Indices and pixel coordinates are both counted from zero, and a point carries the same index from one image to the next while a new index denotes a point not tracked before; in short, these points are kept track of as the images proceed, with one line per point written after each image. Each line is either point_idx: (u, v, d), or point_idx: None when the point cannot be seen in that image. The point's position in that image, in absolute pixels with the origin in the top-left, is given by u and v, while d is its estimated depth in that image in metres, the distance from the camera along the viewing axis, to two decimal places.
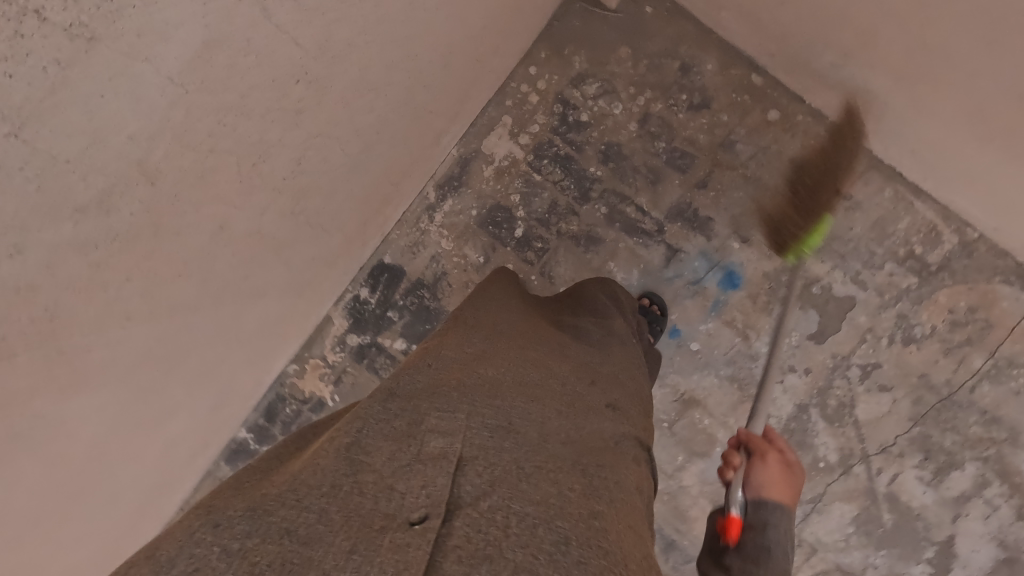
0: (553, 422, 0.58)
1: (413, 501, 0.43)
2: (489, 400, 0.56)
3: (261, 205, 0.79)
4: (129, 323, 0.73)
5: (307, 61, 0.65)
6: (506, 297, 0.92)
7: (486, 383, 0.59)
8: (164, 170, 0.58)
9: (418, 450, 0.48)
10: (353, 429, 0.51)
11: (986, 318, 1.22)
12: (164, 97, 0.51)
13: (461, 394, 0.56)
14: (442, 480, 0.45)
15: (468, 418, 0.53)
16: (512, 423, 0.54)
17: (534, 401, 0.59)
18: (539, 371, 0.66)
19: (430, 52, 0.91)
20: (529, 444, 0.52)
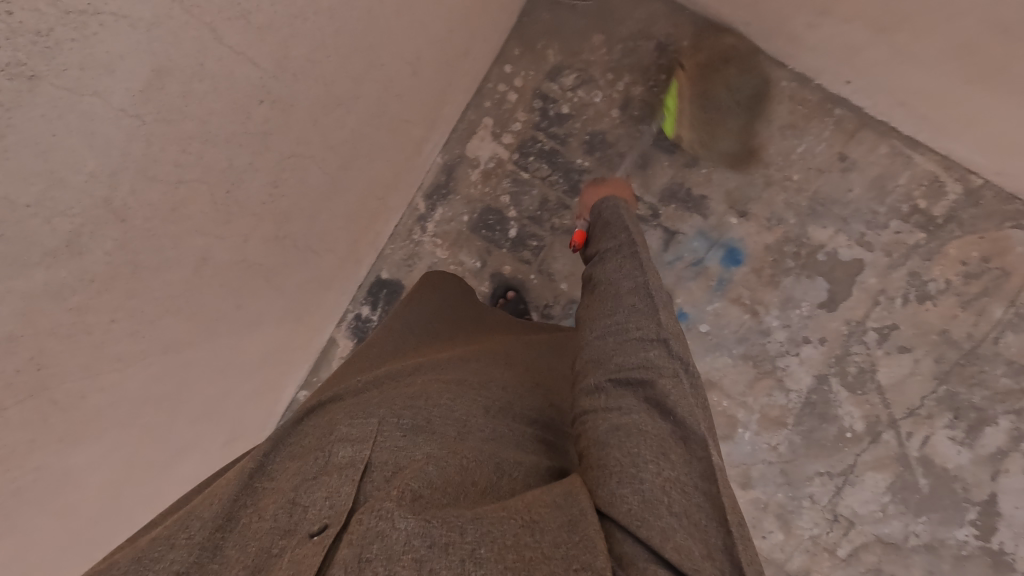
0: (473, 420, 0.62)
1: (316, 511, 0.48)
2: (405, 404, 0.60)
3: (242, 232, 0.78)
4: (122, 366, 0.72)
5: (267, 80, 0.64)
6: (443, 320, 0.97)
7: (406, 391, 0.64)
8: (134, 206, 0.57)
9: (326, 463, 0.53)
10: (261, 454, 0.56)
11: (1001, 266, 1.18)
12: (120, 130, 0.50)
13: (376, 403, 0.61)
14: (345, 488, 0.49)
15: (380, 421, 0.57)
16: (428, 422, 0.59)
17: (457, 398, 0.64)
18: (467, 374, 0.71)
19: (398, 60, 0.90)
20: (439, 441, 0.56)
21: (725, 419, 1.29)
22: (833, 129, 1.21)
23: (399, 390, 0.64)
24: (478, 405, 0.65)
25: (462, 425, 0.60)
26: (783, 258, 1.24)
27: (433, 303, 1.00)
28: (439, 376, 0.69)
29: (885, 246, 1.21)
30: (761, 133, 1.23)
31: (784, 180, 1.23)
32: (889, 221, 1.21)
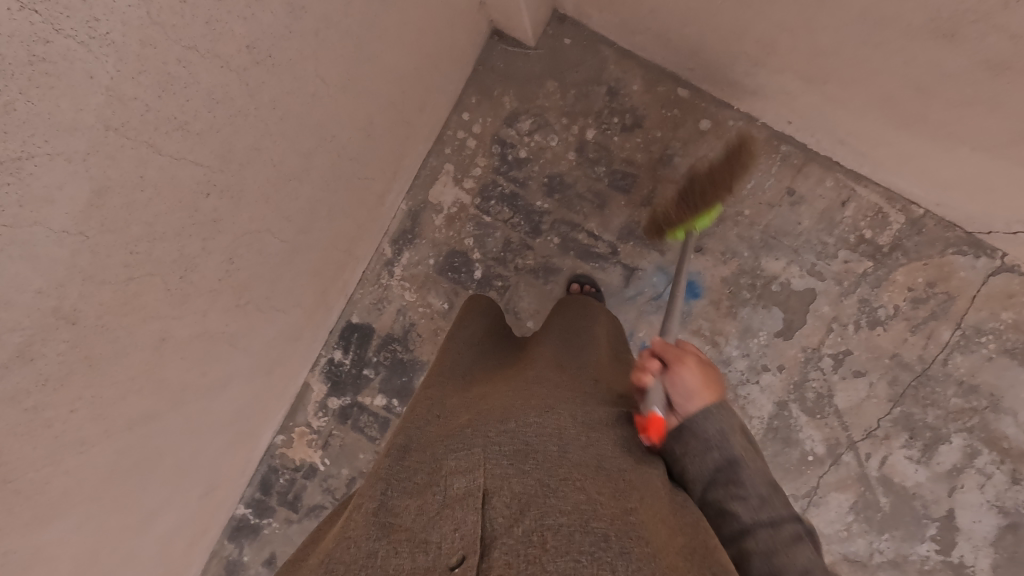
0: (570, 430, 0.58)
1: (450, 544, 0.44)
2: (500, 425, 0.58)
3: (200, 308, 0.81)
4: (86, 448, 0.74)
5: (211, 174, 0.67)
6: (485, 333, 0.95)
7: (494, 413, 0.61)
8: (84, 309, 0.60)
9: (443, 495, 0.50)
10: (376, 493, 0.54)
11: (946, 290, 1.23)
12: (64, 248, 0.53)
13: (473, 431, 0.58)
14: (472, 517, 0.46)
15: (486, 451, 0.54)
16: (530, 444, 0.55)
17: (545, 412, 0.61)
18: (542, 386, 0.67)
19: (348, 129, 0.93)
20: (549, 462, 0.53)
21: None
22: (780, 164, 1.25)
23: (487, 412, 0.62)
24: (567, 415, 0.61)
25: (561, 441, 0.56)
26: (739, 290, 1.28)
27: (478, 324, 0.96)
28: (515, 392, 0.66)
29: (836, 275, 1.26)
30: None
31: (736, 215, 1.27)
32: (838, 251, 1.25)
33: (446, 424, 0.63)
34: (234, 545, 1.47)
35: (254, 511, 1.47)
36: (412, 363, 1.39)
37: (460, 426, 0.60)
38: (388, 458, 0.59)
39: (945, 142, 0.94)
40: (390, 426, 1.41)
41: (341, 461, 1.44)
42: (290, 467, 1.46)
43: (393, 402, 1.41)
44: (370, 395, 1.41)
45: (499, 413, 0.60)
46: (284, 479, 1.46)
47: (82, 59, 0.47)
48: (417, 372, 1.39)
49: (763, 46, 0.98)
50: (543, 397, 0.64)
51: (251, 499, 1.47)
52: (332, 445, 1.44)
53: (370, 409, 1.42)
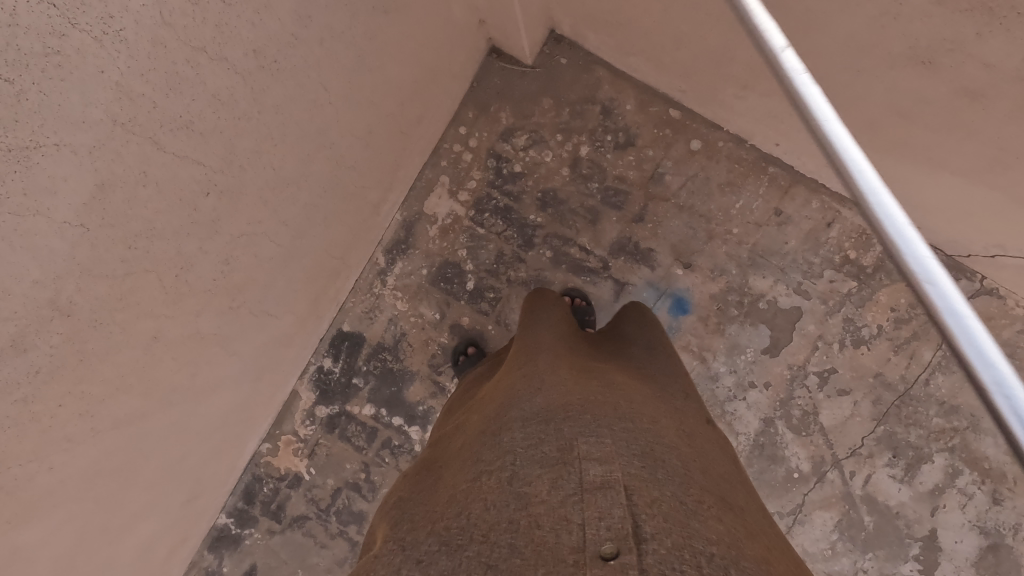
0: (681, 453, 0.65)
1: (598, 533, 0.48)
2: (624, 428, 0.64)
3: (194, 309, 0.81)
4: (72, 445, 0.74)
5: (212, 175, 0.68)
6: (561, 313, 1.01)
7: (608, 408, 0.68)
8: (78, 303, 0.60)
9: (579, 479, 0.55)
10: (508, 463, 0.61)
11: (927, 312, 1.26)
12: (64, 241, 0.54)
13: (593, 418, 0.65)
14: (616, 510, 0.51)
15: (616, 448, 0.60)
16: (653, 453, 0.62)
17: (655, 429, 0.67)
18: (648, 403, 0.74)
19: (346, 137, 0.95)
20: (674, 476, 0.59)
21: None
22: (768, 185, 1.28)
23: (598, 404, 0.68)
24: (675, 439, 0.68)
25: (677, 460, 0.63)
26: (727, 308, 1.30)
27: (558, 315, 1.00)
28: (617, 393, 0.73)
29: (821, 294, 1.28)
30: (702, 190, 1.30)
31: (725, 234, 1.30)
32: (824, 271, 1.28)
33: (558, 396, 0.69)
34: (213, 556, 1.46)
35: (236, 520, 1.46)
36: (402, 373, 1.40)
37: (577, 408, 0.66)
38: (519, 434, 0.64)
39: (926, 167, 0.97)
40: (378, 436, 1.41)
41: (327, 470, 1.44)
42: (274, 476, 1.45)
43: (381, 411, 1.41)
44: (359, 404, 1.41)
45: (619, 417, 0.66)
46: (268, 488, 1.45)
47: (96, 53, 0.48)
48: (407, 382, 1.40)
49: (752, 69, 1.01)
50: (652, 416, 0.71)
51: (233, 508, 1.46)
52: (318, 454, 1.44)
53: (358, 418, 1.41)
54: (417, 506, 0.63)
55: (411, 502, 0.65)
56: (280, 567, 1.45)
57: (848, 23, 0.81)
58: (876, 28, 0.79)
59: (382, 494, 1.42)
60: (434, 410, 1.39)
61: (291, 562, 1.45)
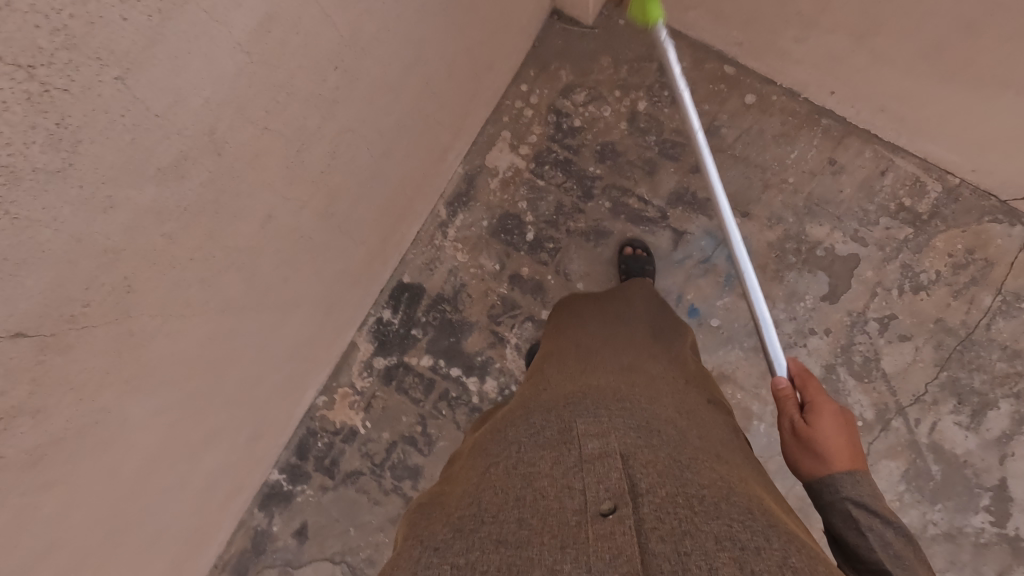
0: (681, 421, 0.66)
1: (597, 494, 0.50)
2: (620, 404, 0.65)
3: (301, 197, 0.84)
4: (188, 313, 0.75)
5: (342, 48, 0.73)
6: (577, 312, 1.02)
7: (606, 392, 0.68)
8: (228, 141, 0.63)
9: (580, 452, 0.56)
10: (513, 452, 0.61)
11: (984, 257, 1.28)
12: (233, 64, 0.57)
13: (591, 400, 0.66)
14: (615, 474, 0.52)
15: (612, 421, 0.61)
16: (649, 422, 0.63)
17: (655, 402, 0.68)
18: (652, 381, 0.74)
19: (436, 59, 1.00)
20: (672, 441, 0.60)
21: (740, 411, 1.32)
22: (821, 136, 1.33)
23: (596, 389, 0.69)
24: (674, 408, 0.69)
25: (677, 429, 0.64)
26: (785, 255, 1.33)
27: (579, 312, 1.01)
28: (615, 374, 0.74)
29: (877, 241, 1.31)
30: (757, 141, 1.34)
31: (781, 183, 1.33)
32: (879, 218, 1.31)
33: (558, 391, 0.71)
34: (263, 514, 1.43)
35: (288, 477, 1.44)
36: (460, 324, 1.41)
37: (577, 395, 0.67)
38: (522, 427, 0.65)
39: (990, 89, 1.02)
40: (435, 388, 1.41)
41: (382, 424, 1.43)
42: (329, 430, 1.44)
43: (440, 362, 1.41)
44: (417, 355, 1.42)
45: (615, 393, 0.68)
46: (322, 443, 1.44)
47: None
48: (466, 333, 1.41)
49: (816, 5, 1.07)
50: (656, 393, 0.71)
51: (286, 464, 1.44)
52: (374, 408, 1.43)
53: (415, 370, 1.42)
54: (426, 507, 0.63)
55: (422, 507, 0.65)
56: (331, 526, 1.42)
57: None
58: None
59: (437, 448, 1.41)
60: (492, 360, 1.40)
61: (342, 521, 1.42)
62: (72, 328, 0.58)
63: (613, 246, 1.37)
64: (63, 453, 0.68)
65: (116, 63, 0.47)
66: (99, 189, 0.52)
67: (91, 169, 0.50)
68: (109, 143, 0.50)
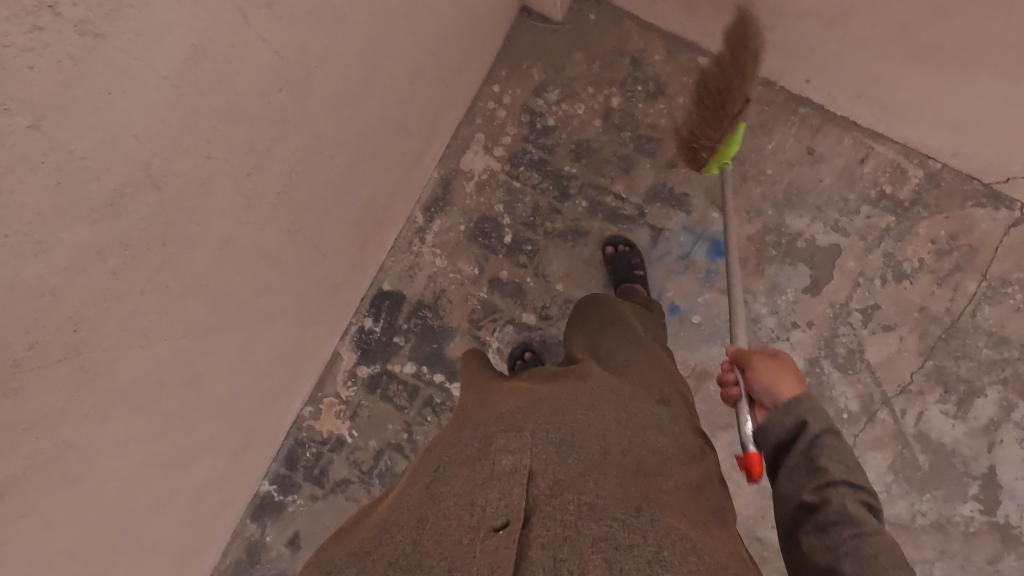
0: (613, 432, 0.67)
1: (495, 510, 0.52)
2: (550, 416, 0.65)
3: (260, 219, 0.83)
4: (147, 344, 0.75)
5: (286, 68, 0.71)
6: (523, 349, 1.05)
7: (545, 402, 0.69)
8: (168, 176, 0.63)
9: (492, 468, 0.58)
10: (432, 472, 0.62)
11: (969, 242, 1.26)
12: (164, 98, 0.57)
13: (522, 412, 0.66)
14: (516, 491, 0.54)
15: (533, 432, 0.62)
16: (575, 434, 0.63)
17: (592, 410, 0.69)
18: (592, 392, 0.74)
19: (396, 67, 0.98)
20: (591, 455, 0.62)
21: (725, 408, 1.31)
22: (799, 125, 1.30)
23: (531, 399, 0.70)
24: (612, 417, 0.70)
25: (602, 441, 0.64)
26: (765, 248, 1.31)
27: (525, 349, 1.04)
28: (554, 385, 0.76)
29: (859, 230, 1.29)
30: None
31: (760, 175, 1.31)
32: (860, 206, 1.29)
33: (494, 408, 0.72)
34: (256, 524, 1.44)
35: (278, 487, 1.45)
36: (442, 330, 1.41)
37: (512, 408, 0.68)
38: (451, 444, 0.66)
39: (962, 74, 0.98)
40: (420, 394, 1.42)
41: (368, 432, 1.43)
42: (316, 440, 1.45)
43: (422, 368, 1.41)
44: (400, 362, 1.42)
45: (549, 403, 0.69)
46: (310, 452, 1.45)
47: None
48: (448, 338, 1.41)
49: None
50: (594, 400, 0.72)
51: (276, 474, 1.45)
52: (360, 416, 1.44)
53: (399, 377, 1.42)
54: (348, 530, 0.66)
55: (347, 528, 0.68)
56: (323, 534, 1.43)
57: None
58: None
59: None
60: None
61: (334, 528, 1.43)
62: (18, 371, 0.58)
63: (592, 245, 1.36)
64: (28, 488, 0.69)
65: (31, 111, 0.46)
66: (27, 236, 0.51)
67: (16, 218, 0.49)
68: (33, 188, 0.49)
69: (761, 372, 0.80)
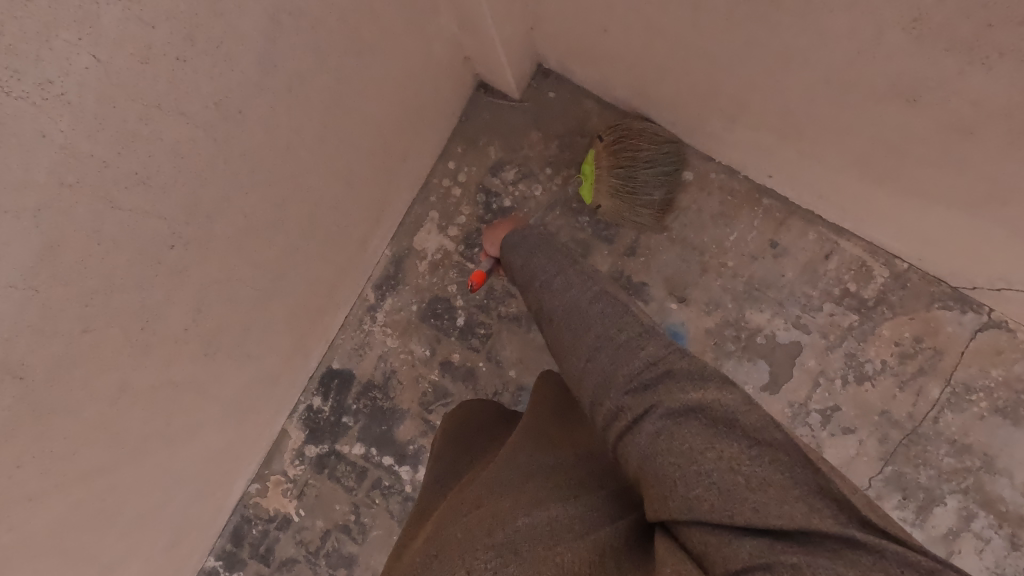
0: (560, 527, 0.55)
1: None
2: (485, 536, 0.53)
3: (164, 357, 0.79)
4: (32, 502, 0.72)
5: (177, 226, 0.67)
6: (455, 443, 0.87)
7: (476, 522, 0.55)
8: (31, 363, 0.60)
9: None
10: None
11: (934, 346, 1.21)
12: (11, 302, 0.54)
13: (449, 548, 0.52)
14: None
15: (465, 560, 0.50)
16: (514, 538, 0.52)
17: (532, 510, 0.56)
18: (532, 481, 0.62)
19: (325, 178, 0.94)
20: (538, 566, 0.49)
21: None
22: (762, 217, 1.25)
23: (459, 523, 0.56)
24: (556, 508, 0.57)
25: (546, 533, 0.53)
26: (723, 342, 1.26)
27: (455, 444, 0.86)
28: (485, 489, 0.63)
29: (821, 327, 1.24)
30: (695, 222, 1.27)
31: (720, 266, 1.26)
32: (823, 303, 1.24)
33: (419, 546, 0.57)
34: None
35: (224, 563, 1.40)
36: (391, 412, 1.37)
37: (438, 544, 0.54)
38: None
39: (919, 199, 0.93)
40: (368, 476, 1.38)
41: (314, 512, 1.39)
42: (263, 517, 1.40)
43: (371, 450, 1.37)
44: (348, 443, 1.38)
45: (480, 517, 0.56)
46: (256, 530, 1.40)
47: (35, 119, 0.48)
48: (397, 421, 1.37)
49: (736, 105, 0.99)
50: (533, 495, 0.59)
51: (221, 550, 1.40)
52: (307, 496, 1.40)
53: (347, 458, 1.38)
54: None
55: None
56: None
57: (827, 60, 0.78)
58: (856, 64, 0.75)
59: (371, 537, 1.37)
60: (424, 449, 1.36)
61: None
62: None
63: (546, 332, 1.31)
64: None
65: None
66: None
67: None
68: None
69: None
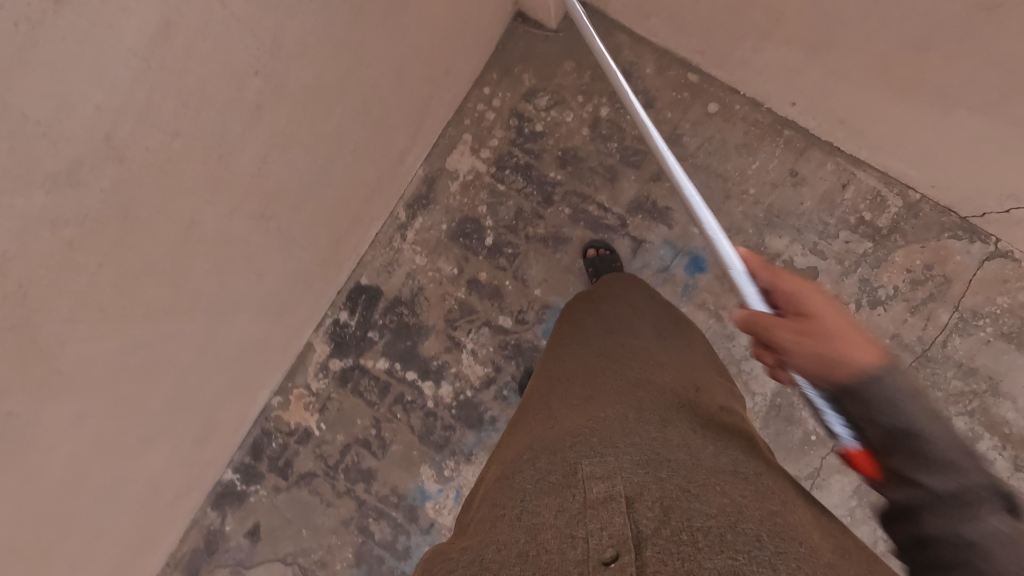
0: (695, 443, 0.58)
1: (601, 541, 0.43)
2: (625, 438, 0.56)
3: (230, 203, 0.83)
4: (104, 320, 0.75)
5: (262, 53, 0.71)
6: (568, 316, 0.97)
7: (615, 425, 0.59)
8: (131, 148, 0.63)
9: (582, 498, 0.48)
10: (516, 499, 0.52)
11: (943, 273, 1.26)
12: (128, 70, 0.58)
13: (598, 437, 0.56)
14: (619, 520, 0.44)
15: (618, 459, 0.52)
16: (658, 453, 0.54)
17: (665, 426, 0.60)
18: (661, 396, 0.66)
19: (382, 63, 0.99)
20: (682, 468, 0.52)
21: None
22: (783, 147, 1.30)
23: (597, 416, 0.61)
24: (689, 426, 0.61)
25: (688, 452, 0.55)
26: None
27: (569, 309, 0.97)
28: (616, 391, 0.67)
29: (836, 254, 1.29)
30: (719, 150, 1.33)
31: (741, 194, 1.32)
32: (839, 231, 1.29)
33: (558, 424, 0.63)
34: (217, 513, 1.40)
35: (242, 477, 1.41)
36: (417, 328, 1.40)
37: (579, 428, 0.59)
38: (530, 471, 0.55)
39: (941, 106, 1.00)
40: (391, 391, 1.40)
41: (337, 427, 1.41)
42: (283, 431, 1.41)
43: (395, 365, 1.40)
44: (373, 358, 1.41)
45: (616, 423, 0.59)
46: (276, 444, 1.41)
47: None
48: (423, 337, 1.40)
49: (771, 14, 1.05)
50: (665, 412, 0.63)
51: (240, 463, 1.41)
52: (329, 410, 1.42)
53: (371, 373, 1.41)
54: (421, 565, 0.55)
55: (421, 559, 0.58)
56: (284, 527, 1.39)
57: None
58: None
59: (392, 452, 1.39)
60: (448, 365, 1.39)
61: (295, 523, 1.39)
62: None
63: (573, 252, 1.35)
64: None
65: None
66: None
67: None
68: None
69: (808, 356, 0.49)
